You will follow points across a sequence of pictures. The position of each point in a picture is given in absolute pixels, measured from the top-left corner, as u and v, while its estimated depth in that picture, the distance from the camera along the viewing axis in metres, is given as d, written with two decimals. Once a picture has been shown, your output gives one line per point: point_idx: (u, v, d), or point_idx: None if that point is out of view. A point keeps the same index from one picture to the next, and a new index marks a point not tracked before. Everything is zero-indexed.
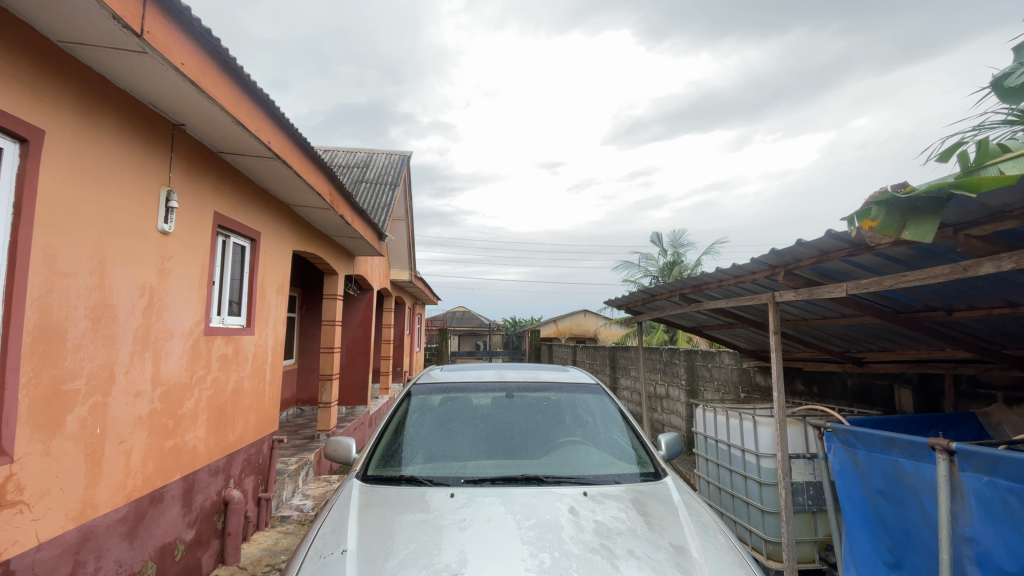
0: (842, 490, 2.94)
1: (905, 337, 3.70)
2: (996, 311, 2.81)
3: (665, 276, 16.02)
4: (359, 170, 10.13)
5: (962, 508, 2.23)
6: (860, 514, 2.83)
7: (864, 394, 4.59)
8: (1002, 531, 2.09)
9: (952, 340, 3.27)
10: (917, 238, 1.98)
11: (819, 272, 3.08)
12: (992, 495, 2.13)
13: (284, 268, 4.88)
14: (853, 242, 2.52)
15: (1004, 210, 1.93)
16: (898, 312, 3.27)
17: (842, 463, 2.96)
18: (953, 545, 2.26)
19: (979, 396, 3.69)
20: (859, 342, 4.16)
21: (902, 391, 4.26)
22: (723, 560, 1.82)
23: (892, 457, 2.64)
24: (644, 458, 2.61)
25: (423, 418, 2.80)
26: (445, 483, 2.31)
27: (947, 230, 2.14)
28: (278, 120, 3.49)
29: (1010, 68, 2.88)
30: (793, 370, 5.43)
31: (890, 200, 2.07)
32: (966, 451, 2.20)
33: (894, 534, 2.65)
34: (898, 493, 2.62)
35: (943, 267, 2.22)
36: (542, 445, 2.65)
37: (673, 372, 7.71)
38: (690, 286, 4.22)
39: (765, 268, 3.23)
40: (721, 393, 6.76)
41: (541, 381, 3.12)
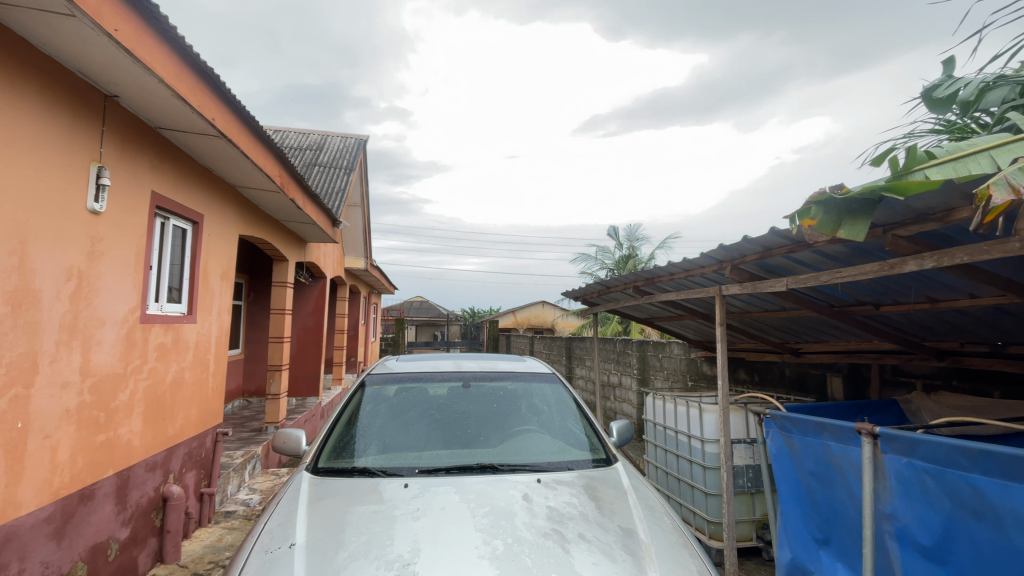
0: (779, 472, 3.15)
1: (838, 329, 3.96)
2: (917, 306, 3.04)
3: (619, 270, 16.42)
4: (312, 153, 9.77)
5: (883, 488, 2.44)
6: (794, 494, 3.03)
7: (800, 382, 4.89)
8: (917, 507, 2.29)
9: (879, 332, 3.52)
10: (850, 236, 2.12)
11: (763, 267, 3.25)
12: (910, 474, 2.32)
13: (230, 253, 4.65)
14: (793, 240, 2.68)
15: (928, 213, 2.09)
16: (832, 306, 3.51)
17: (779, 446, 3.16)
18: (876, 521, 2.47)
19: (900, 384, 3.99)
20: (797, 334, 4.43)
21: (833, 379, 4.56)
22: (667, 540, 1.90)
23: (823, 441, 2.83)
24: (596, 445, 2.68)
25: (377, 409, 2.76)
26: (398, 474, 2.29)
27: (877, 230, 2.31)
28: (223, 95, 3.29)
29: (939, 80, 3.10)
30: (737, 360, 5.72)
31: (828, 201, 2.19)
32: (887, 435, 2.40)
33: (823, 512, 2.85)
34: (827, 474, 2.82)
35: (873, 265, 2.38)
36: (498, 433, 2.67)
37: (627, 363, 7.93)
38: (643, 278, 4.36)
39: (714, 262, 3.39)
40: (670, 381, 7.03)
41: (497, 371, 3.14)
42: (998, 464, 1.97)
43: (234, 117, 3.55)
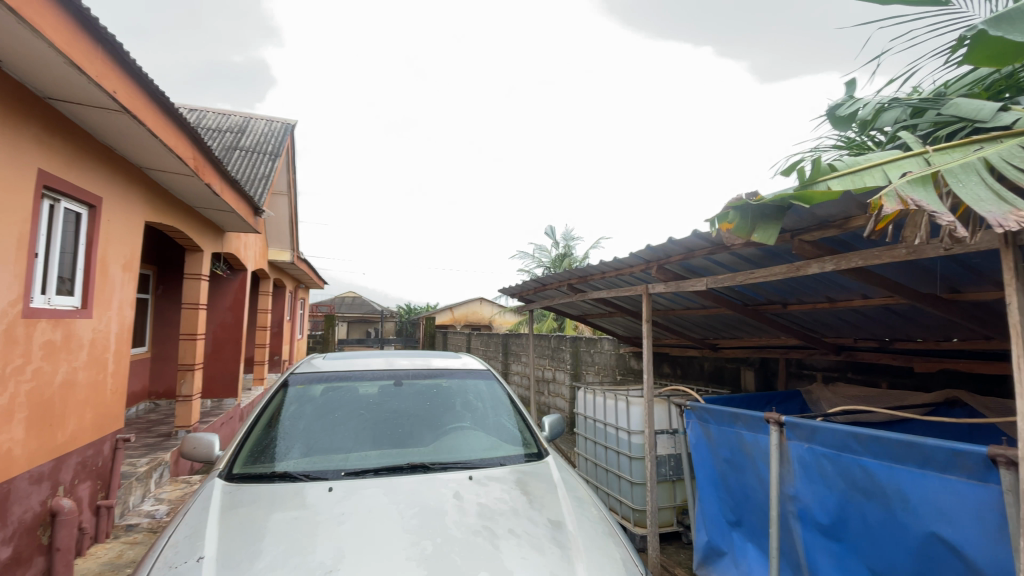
0: (698, 460, 3.35)
1: (751, 326, 4.27)
2: (818, 305, 3.34)
3: (554, 267, 16.73)
4: (232, 135, 9.11)
5: (788, 472, 2.67)
6: (711, 480, 3.24)
7: (717, 375, 5.23)
8: (816, 488, 2.52)
9: (786, 329, 3.84)
10: (763, 240, 2.27)
11: (686, 267, 3.44)
12: (811, 459, 2.54)
13: (134, 241, 4.23)
14: (713, 242, 2.85)
15: (829, 221, 2.30)
16: (746, 305, 3.77)
17: (698, 436, 3.36)
18: (781, 503, 2.70)
19: (803, 376, 4.38)
20: (715, 330, 4.73)
21: (746, 372, 4.92)
22: (594, 529, 1.96)
23: (736, 430, 3.04)
24: (529, 440, 2.71)
25: (301, 410, 2.62)
26: (323, 477, 2.19)
27: (786, 235, 2.51)
28: (127, 65, 2.96)
29: (841, 100, 3.42)
30: (662, 354, 6.02)
31: (744, 206, 2.33)
32: (793, 423, 2.62)
33: (735, 496, 3.06)
34: (739, 461, 3.03)
35: (781, 267, 2.59)
36: (430, 431, 2.63)
37: (561, 358, 8.12)
38: (577, 276, 4.46)
39: (642, 262, 3.54)
40: (600, 375, 7.28)
41: (431, 368, 3.09)
42: (884, 448, 2.20)
43: (141, 92, 3.22)
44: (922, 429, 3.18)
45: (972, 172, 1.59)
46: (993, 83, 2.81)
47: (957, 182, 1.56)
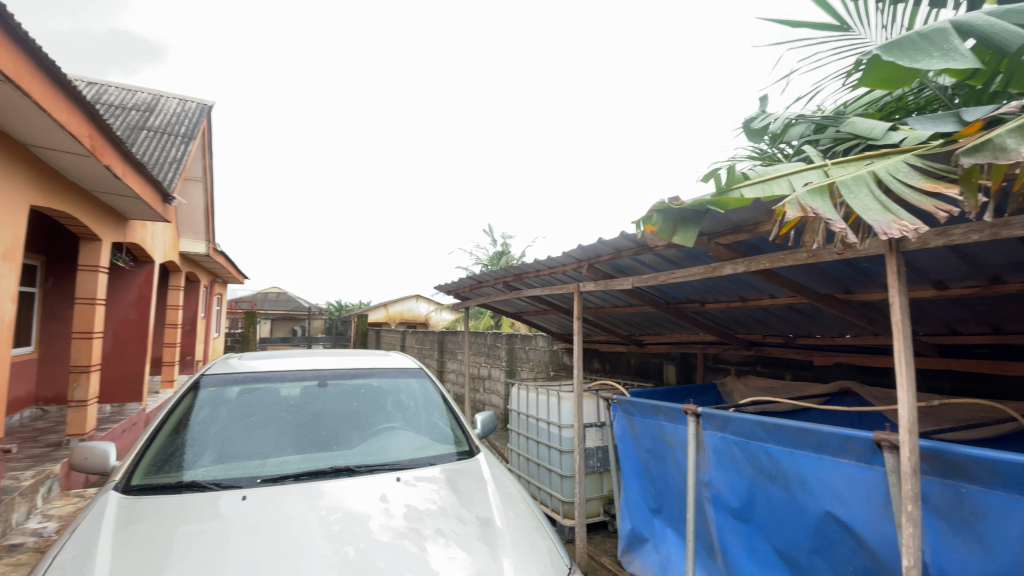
0: (623, 451, 3.50)
1: (674, 324, 4.52)
2: (732, 303, 3.58)
3: (491, 265, 16.76)
4: (138, 114, 8.29)
5: (703, 460, 2.85)
6: (635, 470, 3.39)
7: (643, 369, 5.48)
8: (727, 474, 2.71)
9: (705, 326, 4.09)
10: (684, 242, 2.41)
11: (614, 267, 3.56)
12: (723, 447, 2.73)
13: (16, 227, 3.74)
14: (639, 243, 2.98)
15: (742, 225, 2.47)
16: (669, 303, 3.98)
17: (624, 428, 3.51)
18: (697, 489, 2.87)
19: (719, 369, 4.70)
20: (642, 327, 4.95)
21: (668, 366, 5.19)
22: (522, 524, 1.98)
23: (658, 421, 3.20)
24: (460, 438, 2.69)
25: (213, 413, 2.44)
26: (236, 486, 2.05)
27: (704, 238, 2.67)
28: (8, 27, 2.60)
29: (755, 114, 3.69)
30: (593, 350, 6.23)
31: (667, 210, 2.45)
32: (708, 414, 2.80)
33: (656, 485, 3.23)
34: (660, 451, 3.19)
35: (699, 268, 2.75)
36: (357, 433, 2.54)
37: (496, 355, 8.16)
38: (511, 274, 4.50)
39: (574, 261, 3.63)
40: (534, 372, 7.40)
41: (360, 367, 2.98)
42: (786, 435, 2.40)
43: (25, 58, 2.84)
44: (819, 417, 3.50)
45: (862, 183, 1.75)
46: (883, 106, 3.15)
47: (849, 193, 1.70)
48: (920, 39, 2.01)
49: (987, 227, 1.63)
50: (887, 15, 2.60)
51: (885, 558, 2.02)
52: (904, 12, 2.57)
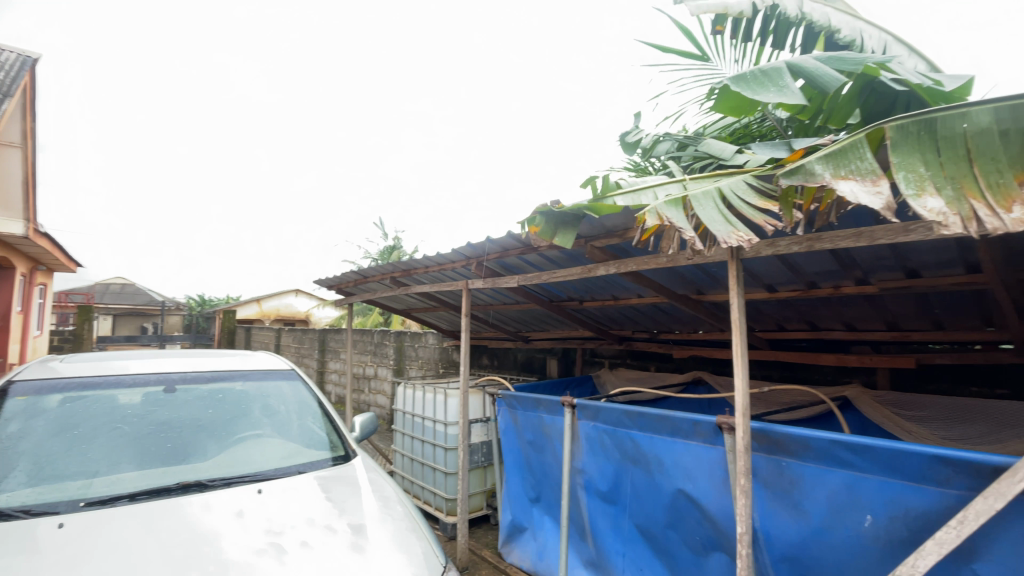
0: (506, 445, 3.59)
1: (557, 321, 4.73)
2: (608, 302, 3.84)
3: (381, 259, 16.16)
4: None
5: (578, 448, 3.03)
6: (516, 462, 3.50)
7: (528, 365, 5.68)
8: (598, 460, 2.91)
9: (584, 323, 4.35)
10: (563, 244, 2.53)
11: (501, 265, 3.63)
12: (595, 435, 2.93)
13: None
14: (524, 242, 3.06)
15: (615, 230, 2.66)
16: (552, 301, 4.16)
17: (507, 422, 3.60)
18: (572, 476, 3.05)
19: (596, 363, 5.03)
20: (528, 324, 5.12)
21: (552, 361, 5.44)
22: (396, 528, 1.92)
23: (539, 414, 3.33)
24: (335, 442, 2.55)
25: (22, 427, 2.03)
26: (50, 513, 1.73)
27: (582, 241, 2.83)
28: None
29: (630, 129, 3.99)
30: (481, 347, 6.30)
31: (548, 212, 2.55)
32: (583, 405, 2.98)
33: (536, 475, 3.36)
34: (539, 442, 3.33)
35: (578, 268, 2.91)
36: (213, 442, 2.28)
37: (383, 353, 7.89)
38: (399, 270, 4.37)
39: (462, 257, 3.62)
40: (423, 370, 7.28)
41: (220, 369, 2.68)
42: (647, 421, 2.64)
43: None
44: (678, 404, 3.91)
45: (709, 196, 1.97)
46: (733, 132, 3.59)
47: (698, 205, 1.91)
48: (761, 75, 2.31)
49: (804, 239, 1.93)
50: (739, 51, 2.99)
51: (723, 526, 2.31)
52: (752, 50, 2.97)
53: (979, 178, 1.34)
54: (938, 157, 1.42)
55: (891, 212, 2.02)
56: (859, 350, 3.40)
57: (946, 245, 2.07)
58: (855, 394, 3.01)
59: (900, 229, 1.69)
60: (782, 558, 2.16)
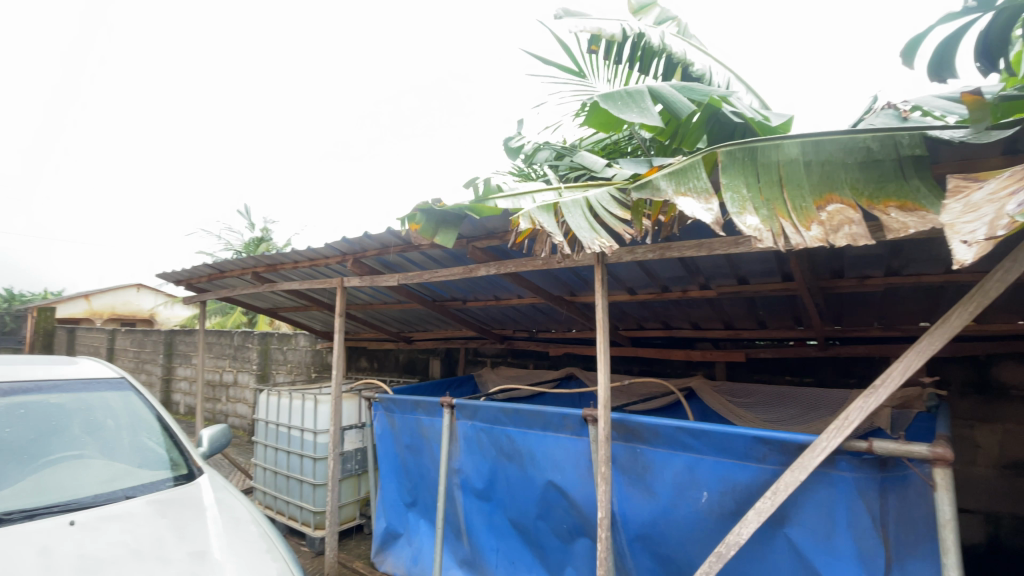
0: (381, 449, 3.46)
1: (439, 321, 4.69)
2: (489, 302, 3.90)
3: (247, 253, 14.63)
4: None
5: (455, 448, 3.03)
6: (392, 466, 3.39)
7: (409, 366, 5.56)
8: (474, 459, 2.93)
9: (466, 322, 4.36)
10: (444, 243, 2.50)
11: (380, 262, 3.49)
12: (472, 435, 2.95)
13: None
14: (404, 240, 2.98)
15: (495, 231, 2.71)
16: (434, 301, 4.11)
17: (383, 426, 3.47)
18: (448, 477, 3.04)
19: (477, 362, 5.09)
20: (409, 324, 5.00)
21: (433, 362, 5.38)
22: (248, 550, 1.74)
23: (416, 416, 3.27)
24: (176, 460, 2.23)
25: None
26: None
27: (463, 241, 2.83)
28: None
29: (514, 134, 4.11)
30: (359, 349, 6.02)
31: (429, 210, 2.50)
32: (461, 405, 2.98)
33: (412, 479, 3.28)
34: (416, 444, 3.26)
35: (459, 268, 2.91)
36: (9, 466, 1.86)
37: (245, 357, 7.14)
38: (264, 264, 3.98)
39: (337, 253, 3.42)
40: (292, 374, 6.74)
41: (23, 378, 2.20)
42: (522, 418, 2.73)
43: None
44: (553, 399, 4.11)
45: (578, 204, 2.08)
46: (606, 145, 3.88)
47: (567, 211, 2.01)
48: (626, 95, 2.52)
49: (658, 248, 2.14)
50: (611, 71, 3.21)
51: (587, 513, 2.47)
52: (623, 72, 3.21)
53: (790, 201, 1.58)
54: (759, 182, 1.66)
55: (722, 226, 2.30)
56: (704, 346, 3.88)
57: (767, 256, 2.45)
58: (698, 385, 3.44)
59: (732, 242, 1.94)
60: (636, 537, 2.37)
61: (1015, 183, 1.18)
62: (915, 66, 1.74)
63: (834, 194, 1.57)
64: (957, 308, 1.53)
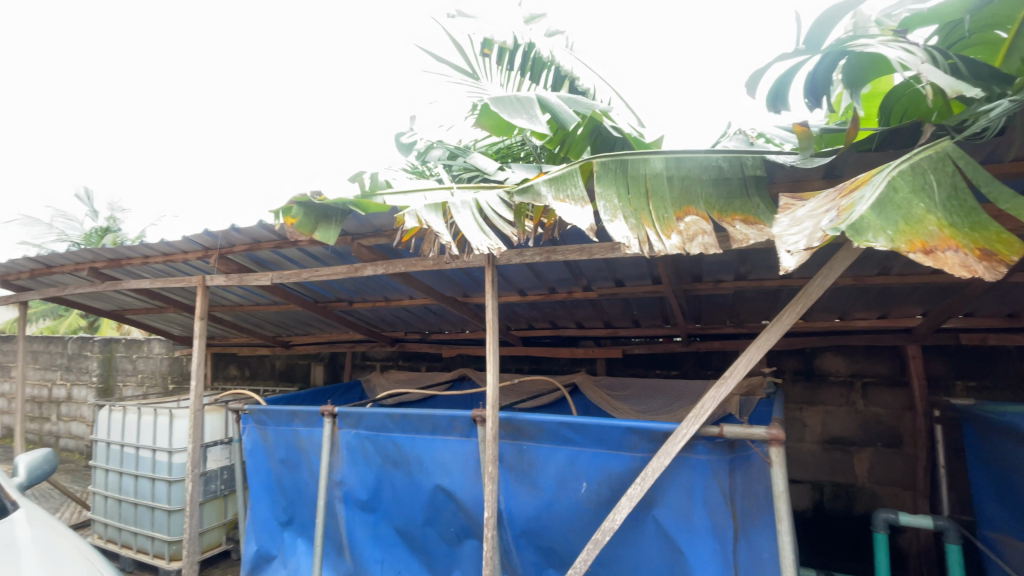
0: (251, 466, 3.15)
1: (321, 323, 4.39)
2: (377, 303, 3.73)
3: None
4: None
5: (336, 459, 2.85)
6: (264, 484, 3.10)
7: (287, 373, 5.14)
8: (358, 469, 2.79)
9: (352, 325, 4.13)
10: (324, 239, 2.34)
11: (253, 259, 3.17)
12: (356, 444, 2.80)
13: None
14: (279, 235, 2.74)
15: (382, 229, 2.60)
16: (316, 302, 3.85)
17: (254, 441, 3.16)
18: (328, 490, 2.85)
19: (364, 367, 4.87)
20: (287, 327, 4.61)
21: (315, 367, 5.03)
22: None
23: (293, 428, 3.02)
24: None
25: None
26: None
27: (347, 238, 2.68)
28: None
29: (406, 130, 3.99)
30: (228, 355, 5.44)
31: (308, 203, 2.32)
32: (343, 413, 2.82)
33: (287, 495, 3.03)
34: (293, 458, 3.02)
35: (342, 267, 2.75)
36: None
37: (82, 369, 6.08)
38: (104, 259, 3.41)
39: (199, 248, 3.04)
40: (144, 386, 5.88)
41: None
42: (409, 423, 2.65)
43: None
44: (444, 402, 4.06)
45: (466, 204, 2.07)
46: (499, 150, 3.89)
47: (456, 211, 1.99)
48: (515, 101, 2.57)
49: (544, 250, 2.22)
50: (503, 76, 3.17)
51: (475, 514, 2.47)
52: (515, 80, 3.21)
53: (657, 211, 1.73)
54: (630, 193, 1.79)
55: (596, 232, 2.44)
56: (587, 344, 4.10)
57: (640, 261, 2.66)
58: (582, 381, 3.63)
59: (610, 247, 2.08)
60: (522, 533, 2.42)
61: (828, 203, 1.40)
62: (756, 95, 1.97)
63: (692, 207, 1.74)
64: (788, 308, 1.78)
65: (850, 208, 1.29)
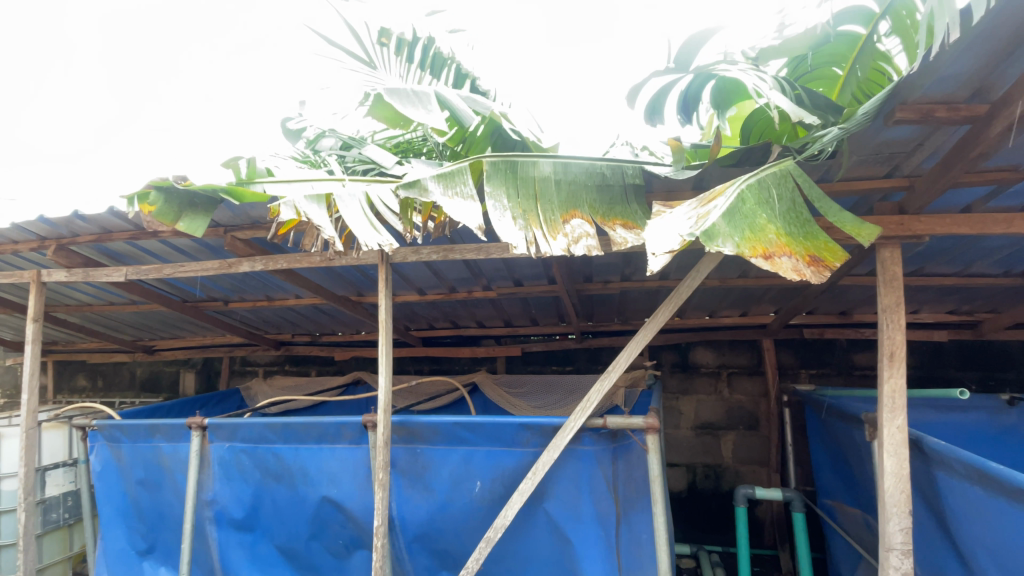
0: (100, 491, 2.75)
1: (194, 325, 3.95)
2: (259, 303, 3.43)
3: None
4: None
5: (207, 476, 2.58)
6: (117, 509, 2.72)
7: (152, 382, 4.57)
8: (232, 486, 2.55)
9: (231, 327, 3.76)
10: (190, 231, 2.08)
11: (103, 251, 2.78)
12: (230, 458, 2.56)
13: None
14: (135, 225, 2.41)
15: (260, 221, 2.41)
16: (184, 302, 3.49)
17: (104, 461, 2.76)
18: (197, 511, 2.57)
19: (245, 372, 4.48)
20: (150, 330, 4.09)
21: (186, 375, 4.53)
22: None
23: (154, 444, 2.69)
24: None
25: None
26: None
27: (219, 230, 2.45)
28: None
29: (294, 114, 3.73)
30: (77, 364, 4.73)
31: (169, 189, 2.04)
32: (214, 425, 2.56)
33: (147, 520, 2.68)
34: (154, 478, 2.68)
35: (214, 263, 2.48)
36: None
37: None
38: None
39: (31, 237, 2.58)
40: None
41: None
42: (292, 432, 2.47)
43: None
44: (336, 407, 3.86)
45: (354, 197, 1.95)
46: (397, 144, 3.77)
47: (341, 204, 1.88)
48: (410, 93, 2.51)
49: (440, 248, 2.18)
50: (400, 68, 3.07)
51: (364, 523, 2.37)
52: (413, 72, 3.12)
53: (544, 214, 1.77)
54: (519, 195, 1.81)
55: (485, 232, 2.46)
56: (486, 343, 4.13)
57: (534, 261, 2.72)
58: (481, 379, 3.65)
59: (505, 246, 2.10)
60: (414, 537, 2.36)
61: (691, 211, 1.53)
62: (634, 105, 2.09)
63: (577, 210, 1.81)
64: (662, 307, 1.91)
65: (706, 216, 1.42)
